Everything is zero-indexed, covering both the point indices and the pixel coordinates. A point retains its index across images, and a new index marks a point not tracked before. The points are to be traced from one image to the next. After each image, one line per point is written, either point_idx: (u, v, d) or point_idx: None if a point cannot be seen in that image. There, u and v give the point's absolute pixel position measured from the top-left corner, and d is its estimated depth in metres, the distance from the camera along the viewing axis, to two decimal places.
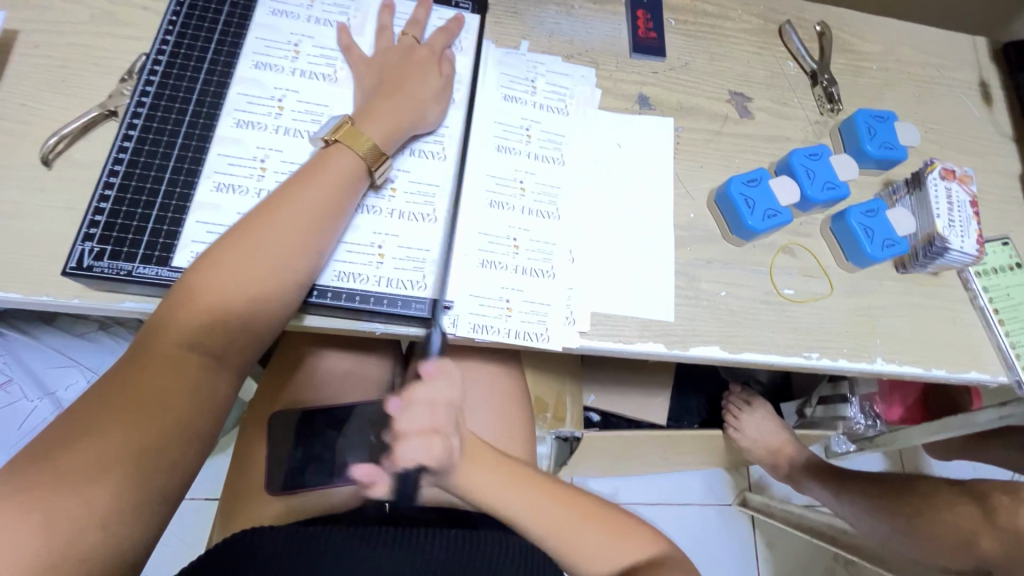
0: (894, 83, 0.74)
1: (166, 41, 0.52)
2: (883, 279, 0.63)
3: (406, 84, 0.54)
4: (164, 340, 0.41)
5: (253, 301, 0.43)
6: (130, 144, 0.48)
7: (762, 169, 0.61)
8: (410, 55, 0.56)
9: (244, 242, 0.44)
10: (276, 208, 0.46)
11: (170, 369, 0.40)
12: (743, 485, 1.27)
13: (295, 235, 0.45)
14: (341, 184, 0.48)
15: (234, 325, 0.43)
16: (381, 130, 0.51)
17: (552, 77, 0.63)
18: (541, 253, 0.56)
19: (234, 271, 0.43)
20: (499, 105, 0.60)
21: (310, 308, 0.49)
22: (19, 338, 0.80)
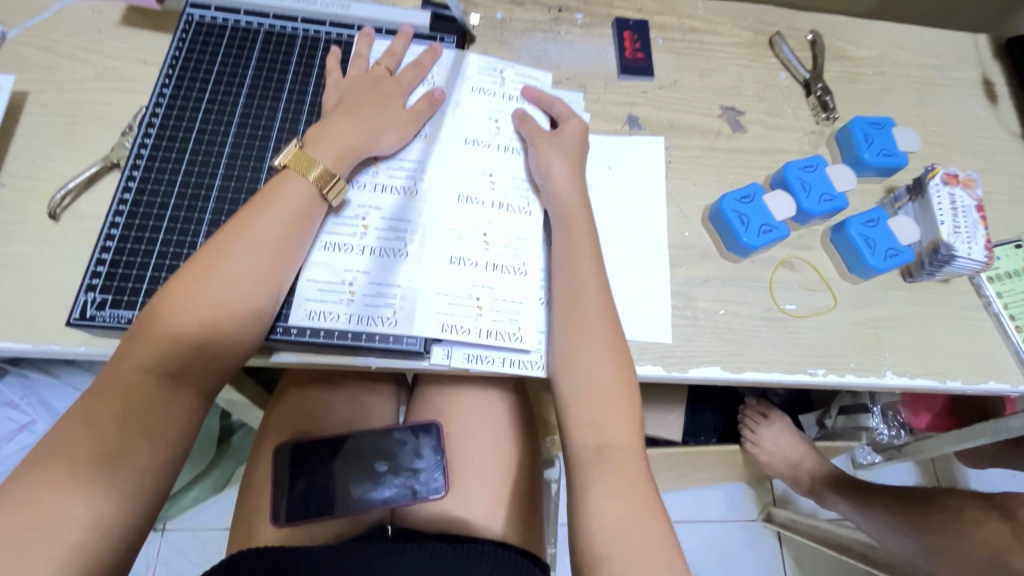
0: (892, 88, 0.73)
1: (163, 94, 0.54)
2: (889, 289, 0.61)
3: (371, 110, 0.54)
4: (123, 368, 0.42)
5: (203, 331, 0.44)
6: (130, 196, 0.50)
7: (755, 185, 0.60)
8: (377, 85, 0.56)
9: (204, 271, 0.45)
10: (233, 237, 0.46)
11: (133, 394, 0.41)
12: (767, 500, 1.23)
13: (253, 264, 0.46)
14: (300, 213, 0.49)
15: (196, 353, 0.44)
16: (335, 153, 0.51)
17: (521, 69, 0.63)
18: (514, 250, 0.55)
19: (187, 301, 0.44)
20: (470, 103, 0.60)
21: (295, 345, 0.50)
22: (42, 378, 0.83)
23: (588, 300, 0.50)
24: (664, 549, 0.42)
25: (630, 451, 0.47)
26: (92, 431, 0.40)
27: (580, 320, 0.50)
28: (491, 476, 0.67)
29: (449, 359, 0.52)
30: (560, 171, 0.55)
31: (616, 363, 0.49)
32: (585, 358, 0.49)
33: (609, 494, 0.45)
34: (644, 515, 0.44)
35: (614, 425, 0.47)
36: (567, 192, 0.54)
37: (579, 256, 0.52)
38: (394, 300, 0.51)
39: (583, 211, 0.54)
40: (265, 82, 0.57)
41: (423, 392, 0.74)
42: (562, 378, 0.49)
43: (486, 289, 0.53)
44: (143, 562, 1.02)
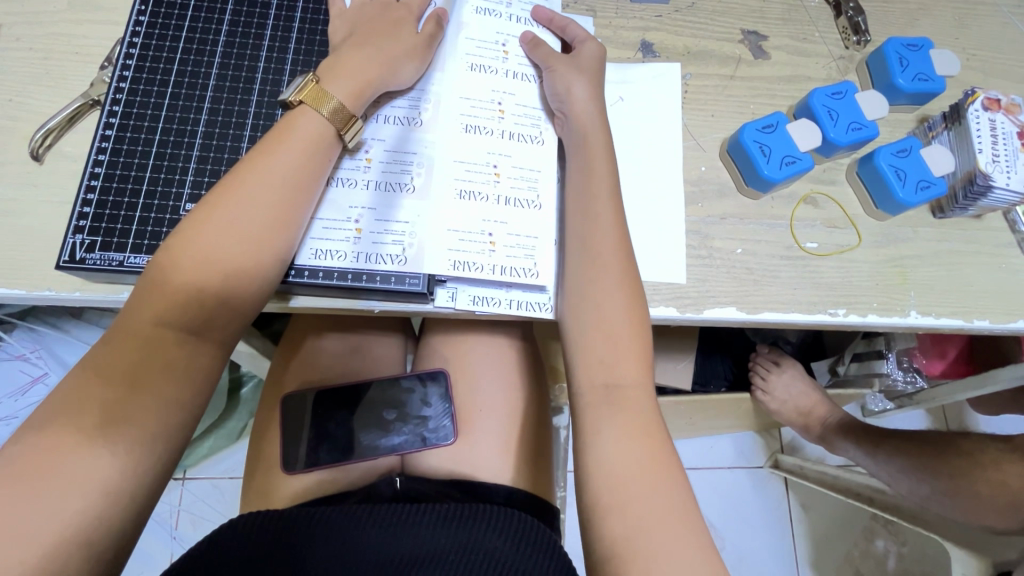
0: (931, 6, 0.66)
1: (140, 22, 0.51)
2: (917, 226, 0.58)
3: (383, 37, 0.50)
4: (140, 318, 0.40)
5: (220, 279, 0.42)
6: (112, 133, 0.47)
7: (778, 113, 0.56)
8: (387, 12, 0.51)
9: (216, 216, 0.42)
10: (242, 180, 0.43)
11: (150, 344, 0.40)
12: (775, 448, 1.24)
13: (267, 208, 0.43)
14: (311, 153, 0.45)
15: (215, 301, 0.42)
16: (348, 91, 0.47)
17: None
18: (526, 181, 0.52)
19: (202, 247, 0.41)
20: (473, 23, 0.55)
21: (294, 289, 0.48)
22: (50, 332, 0.83)
23: (603, 232, 0.48)
24: (674, 497, 0.41)
25: (642, 392, 0.45)
26: (106, 381, 0.38)
27: (594, 253, 0.47)
28: (501, 422, 0.66)
29: (454, 300, 0.50)
30: (581, 93, 0.51)
31: (629, 301, 0.47)
32: (597, 297, 0.47)
33: (618, 438, 0.43)
34: (656, 461, 0.42)
35: (625, 366, 0.46)
36: (587, 115, 0.51)
37: (596, 188, 0.49)
38: (399, 237, 0.49)
39: (602, 134, 0.50)
40: (249, 9, 0.52)
41: (429, 341, 0.72)
42: (574, 316, 0.47)
43: (498, 224, 0.50)
44: (167, 508, 1.05)
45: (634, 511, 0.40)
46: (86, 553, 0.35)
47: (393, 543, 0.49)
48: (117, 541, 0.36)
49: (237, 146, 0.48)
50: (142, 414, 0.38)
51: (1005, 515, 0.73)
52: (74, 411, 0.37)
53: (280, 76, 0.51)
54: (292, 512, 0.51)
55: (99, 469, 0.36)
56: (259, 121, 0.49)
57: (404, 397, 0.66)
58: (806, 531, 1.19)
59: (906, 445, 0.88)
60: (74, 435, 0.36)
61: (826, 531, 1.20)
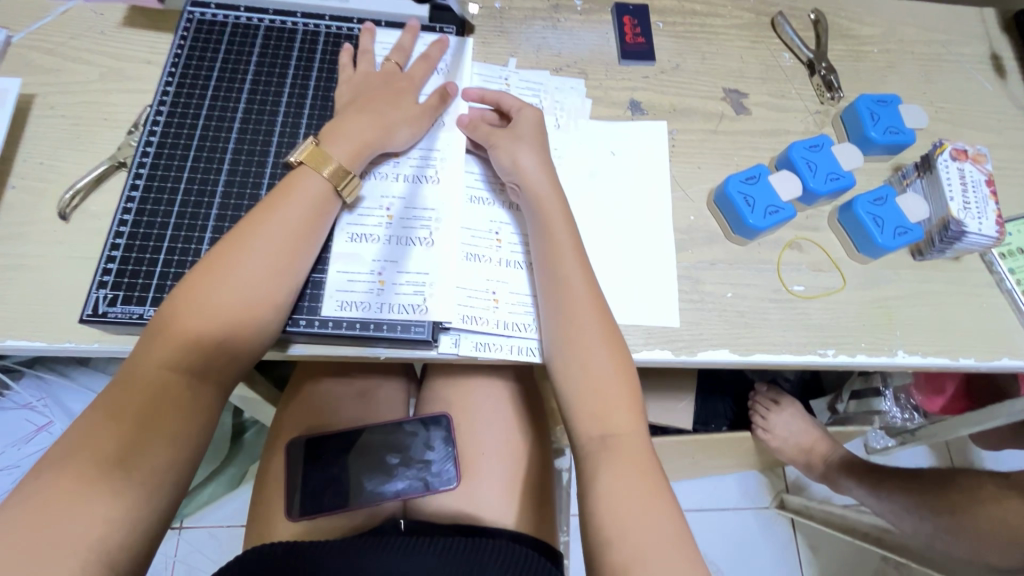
0: (898, 65, 0.72)
1: (166, 92, 0.55)
2: (898, 268, 0.60)
3: (385, 104, 0.54)
4: (150, 367, 0.42)
5: (222, 329, 0.44)
6: (137, 193, 0.50)
7: (761, 165, 0.60)
8: (392, 82, 0.56)
9: (222, 270, 0.45)
10: (248, 235, 0.46)
11: (154, 392, 0.41)
12: (780, 487, 1.22)
13: (272, 263, 0.46)
14: (312, 211, 0.49)
15: (216, 350, 0.44)
16: (347, 151, 0.51)
17: (523, 71, 0.64)
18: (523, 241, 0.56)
19: (209, 298, 0.44)
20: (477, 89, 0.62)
21: (293, 336, 0.50)
22: (58, 380, 0.84)
23: (575, 288, 0.50)
24: (671, 527, 0.42)
25: (634, 436, 0.47)
26: (122, 424, 0.40)
27: (569, 309, 0.49)
28: (502, 470, 0.66)
29: (457, 347, 0.51)
30: (528, 164, 0.54)
31: (612, 354, 0.49)
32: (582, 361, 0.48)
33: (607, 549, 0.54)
34: (650, 491, 0.44)
35: (615, 416, 0.47)
36: (537, 182, 0.53)
37: (560, 245, 0.51)
38: (409, 287, 0.51)
39: (558, 198, 0.53)
40: (267, 78, 0.57)
41: (433, 384, 0.73)
42: (563, 374, 0.49)
43: (501, 283, 0.54)
44: (162, 560, 1.03)
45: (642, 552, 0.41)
46: None
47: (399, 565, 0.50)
48: None
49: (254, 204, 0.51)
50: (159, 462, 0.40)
51: (1010, 554, 0.72)
52: (90, 449, 0.38)
53: (294, 139, 0.54)
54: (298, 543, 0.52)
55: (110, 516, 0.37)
56: (275, 180, 0.52)
57: (408, 441, 0.67)
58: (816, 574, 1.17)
59: (908, 483, 0.88)
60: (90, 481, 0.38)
61: None
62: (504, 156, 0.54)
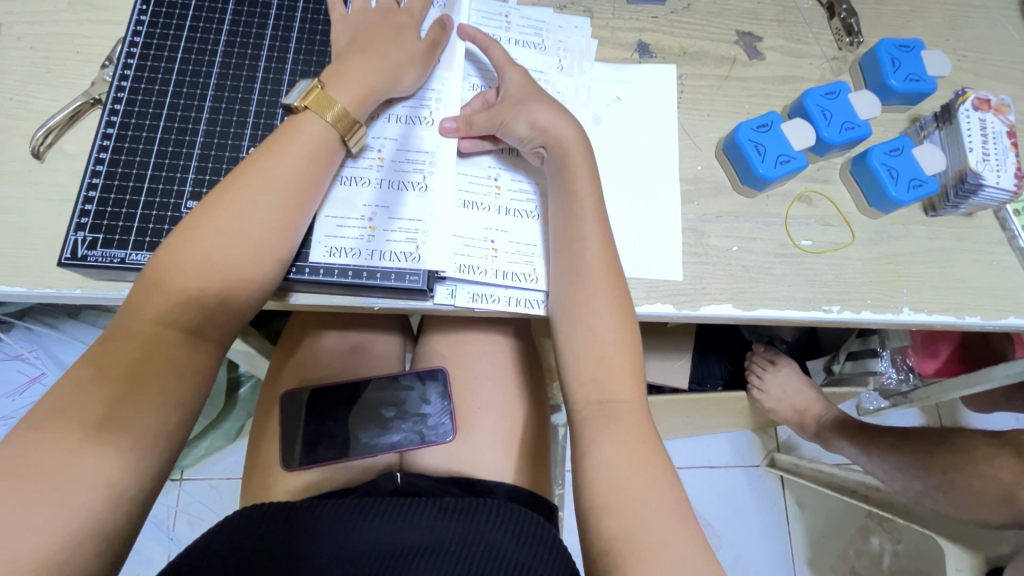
0: (922, 9, 0.68)
1: (141, 22, 0.51)
2: (909, 224, 0.58)
3: (385, 44, 0.50)
4: (143, 316, 0.40)
5: (224, 280, 0.42)
6: (114, 131, 0.48)
7: (774, 113, 0.57)
8: (390, 17, 0.52)
9: (221, 217, 0.42)
10: (248, 181, 0.43)
11: (153, 346, 0.40)
12: (771, 447, 1.24)
13: (274, 211, 0.44)
14: (316, 156, 0.46)
15: (217, 303, 0.42)
16: (354, 97, 0.48)
17: (525, 11, 0.60)
18: (524, 193, 0.54)
19: (205, 246, 0.41)
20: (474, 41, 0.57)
21: (295, 285, 0.48)
22: (47, 332, 0.82)
23: (590, 255, 0.48)
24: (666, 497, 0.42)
25: (633, 404, 0.46)
26: (113, 376, 0.38)
27: (581, 278, 0.48)
28: (498, 426, 0.66)
29: (454, 298, 0.50)
30: (547, 119, 0.50)
31: (620, 321, 0.47)
32: (587, 320, 0.47)
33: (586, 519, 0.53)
34: (649, 464, 0.43)
35: (615, 382, 0.46)
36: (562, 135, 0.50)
37: (580, 209, 0.49)
38: (408, 236, 0.49)
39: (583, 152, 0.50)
40: (249, 10, 0.53)
41: (429, 340, 0.72)
42: (570, 341, 0.47)
43: (499, 232, 0.52)
44: (163, 509, 1.05)
45: (631, 522, 0.40)
46: (88, 547, 0.35)
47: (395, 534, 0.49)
48: (113, 538, 0.36)
49: (238, 144, 0.48)
50: (148, 408, 0.39)
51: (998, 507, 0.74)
52: (84, 408, 0.37)
53: (280, 76, 0.51)
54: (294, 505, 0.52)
55: (102, 459, 0.37)
56: (260, 120, 0.49)
57: (403, 394, 0.67)
58: (802, 529, 1.20)
59: (901, 442, 0.89)
60: (76, 432, 0.37)
61: (822, 530, 1.20)
62: (521, 124, 0.50)
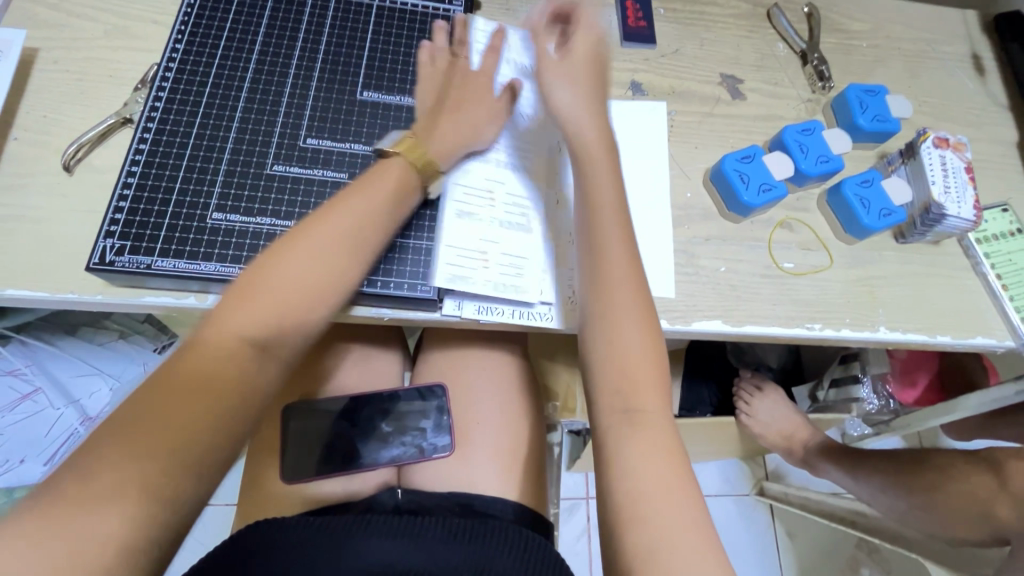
0: (885, 59, 0.75)
1: (175, 48, 0.54)
2: (882, 250, 0.63)
3: (473, 99, 0.55)
4: (222, 334, 0.40)
5: (282, 311, 0.42)
6: (146, 146, 0.50)
7: (756, 146, 0.62)
8: (453, 66, 0.57)
9: (302, 247, 0.44)
10: (316, 220, 0.46)
11: (220, 360, 0.39)
12: (760, 475, 1.26)
13: (342, 248, 0.45)
14: (400, 194, 0.49)
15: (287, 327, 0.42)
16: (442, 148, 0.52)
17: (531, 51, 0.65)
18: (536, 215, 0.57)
19: (276, 276, 0.43)
20: None
21: None
22: (44, 348, 0.81)
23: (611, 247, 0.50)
24: (665, 463, 0.43)
25: (662, 418, 0.46)
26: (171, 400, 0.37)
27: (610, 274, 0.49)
28: (499, 442, 0.68)
29: (462, 310, 0.52)
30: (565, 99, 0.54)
31: (645, 325, 0.48)
32: (610, 320, 0.48)
33: (638, 461, 0.43)
34: (666, 455, 0.44)
35: (644, 394, 0.46)
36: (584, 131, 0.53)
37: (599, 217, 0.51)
38: (424, 256, 0.52)
39: (601, 145, 0.53)
40: (277, 40, 0.56)
41: (429, 356, 0.74)
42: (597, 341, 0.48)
43: (514, 249, 0.55)
44: None
45: (656, 526, 0.40)
46: None
47: (383, 548, 0.50)
48: None
49: (263, 161, 0.51)
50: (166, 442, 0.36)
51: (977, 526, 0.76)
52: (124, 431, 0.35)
53: (304, 100, 0.54)
54: (298, 523, 0.53)
55: None
56: (284, 140, 0.53)
57: (403, 409, 0.68)
58: (792, 558, 1.20)
59: (883, 465, 0.92)
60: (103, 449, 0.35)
61: (813, 560, 1.21)
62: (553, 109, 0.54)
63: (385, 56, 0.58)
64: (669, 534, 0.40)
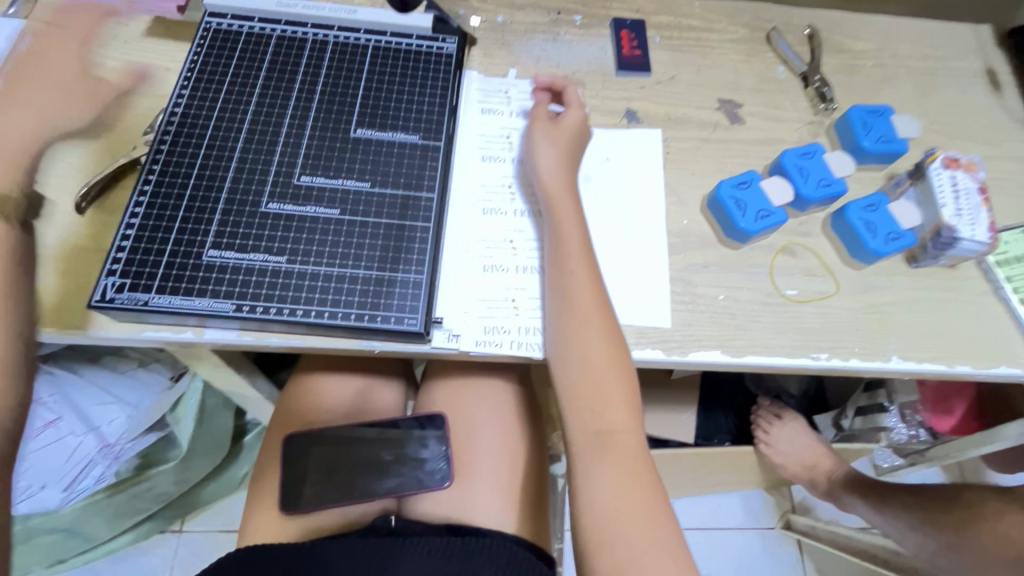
0: (893, 78, 0.73)
1: (181, 94, 0.57)
2: (893, 274, 0.60)
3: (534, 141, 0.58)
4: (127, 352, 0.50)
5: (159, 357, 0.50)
6: (149, 188, 0.53)
7: (753, 171, 0.61)
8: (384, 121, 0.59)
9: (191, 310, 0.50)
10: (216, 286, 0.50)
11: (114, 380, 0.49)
12: (786, 507, 1.20)
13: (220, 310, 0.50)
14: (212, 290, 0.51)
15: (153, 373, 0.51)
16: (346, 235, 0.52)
17: (525, 86, 0.65)
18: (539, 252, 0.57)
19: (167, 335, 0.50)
20: (480, 119, 0.63)
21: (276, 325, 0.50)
22: (67, 375, 0.76)
23: (578, 282, 0.51)
24: (632, 483, 0.46)
25: (631, 435, 0.48)
26: None
27: (572, 302, 0.50)
28: (499, 474, 0.67)
29: (458, 343, 0.52)
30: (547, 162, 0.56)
31: (608, 343, 0.49)
32: (580, 351, 0.49)
33: (606, 486, 0.46)
34: (635, 477, 0.46)
35: (612, 414, 0.48)
36: (551, 179, 0.55)
37: (566, 247, 0.52)
38: (419, 292, 0.51)
39: (567, 196, 0.55)
40: (276, 83, 0.59)
41: (431, 386, 0.74)
42: (565, 364, 0.50)
43: (520, 290, 0.55)
44: (159, 562, 1.03)
45: (620, 548, 0.43)
46: None
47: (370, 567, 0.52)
48: None
49: (258, 200, 0.53)
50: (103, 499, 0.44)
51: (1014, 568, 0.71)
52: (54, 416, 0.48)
53: (299, 139, 0.56)
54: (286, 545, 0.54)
55: None
56: (279, 179, 0.54)
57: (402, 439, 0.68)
58: None
59: (912, 499, 0.86)
60: None
61: None
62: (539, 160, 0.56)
63: (379, 94, 0.59)
64: (637, 559, 0.43)
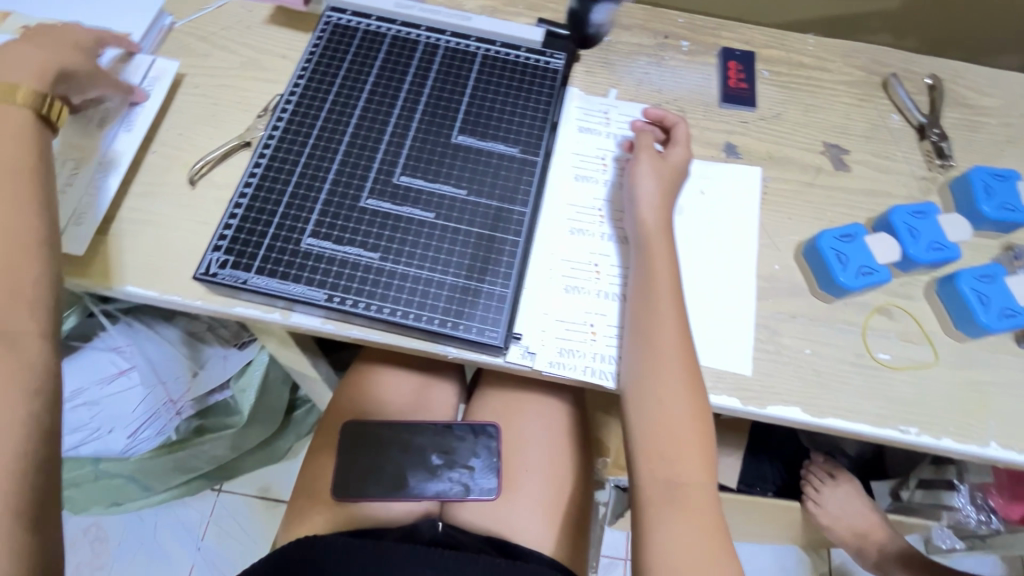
0: (1019, 140, 0.68)
1: (297, 83, 0.59)
2: (1000, 353, 0.56)
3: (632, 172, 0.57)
4: None
5: None
6: (259, 170, 0.55)
7: (857, 225, 0.59)
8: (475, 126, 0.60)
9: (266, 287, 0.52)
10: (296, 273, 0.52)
11: None
12: (823, 570, 1.14)
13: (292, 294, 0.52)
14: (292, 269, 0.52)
15: None
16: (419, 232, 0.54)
17: (625, 109, 0.65)
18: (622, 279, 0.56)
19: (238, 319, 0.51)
20: (577, 136, 0.62)
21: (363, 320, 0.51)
22: (143, 329, 0.79)
23: (667, 323, 0.49)
24: (700, 536, 0.45)
25: (704, 489, 0.47)
26: None
27: (657, 343, 0.49)
28: (545, 494, 0.66)
29: (532, 361, 0.52)
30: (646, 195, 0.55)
31: (690, 391, 0.48)
32: (659, 392, 0.48)
33: (673, 536, 0.45)
34: (705, 533, 0.45)
35: (685, 463, 0.47)
36: (650, 217, 0.54)
37: (658, 284, 0.51)
38: (500, 305, 0.52)
39: (664, 237, 0.53)
40: (386, 81, 0.60)
41: (485, 394, 0.74)
42: (642, 404, 0.48)
43: (599, 316, 0.54)
44: (197, 517, 1.06)
45: None
46: None
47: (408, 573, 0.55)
48: None
49: (357, 195, 0.55)
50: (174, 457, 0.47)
51: None
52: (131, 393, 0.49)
53: (402, 139, 0.57)
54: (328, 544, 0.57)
55: None
56: (379, 177, 0.56)
57: (454, 444, 0.67)
58: None
59: None
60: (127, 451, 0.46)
61: None
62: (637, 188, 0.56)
63: (482, 104, 0.60)
64: None
